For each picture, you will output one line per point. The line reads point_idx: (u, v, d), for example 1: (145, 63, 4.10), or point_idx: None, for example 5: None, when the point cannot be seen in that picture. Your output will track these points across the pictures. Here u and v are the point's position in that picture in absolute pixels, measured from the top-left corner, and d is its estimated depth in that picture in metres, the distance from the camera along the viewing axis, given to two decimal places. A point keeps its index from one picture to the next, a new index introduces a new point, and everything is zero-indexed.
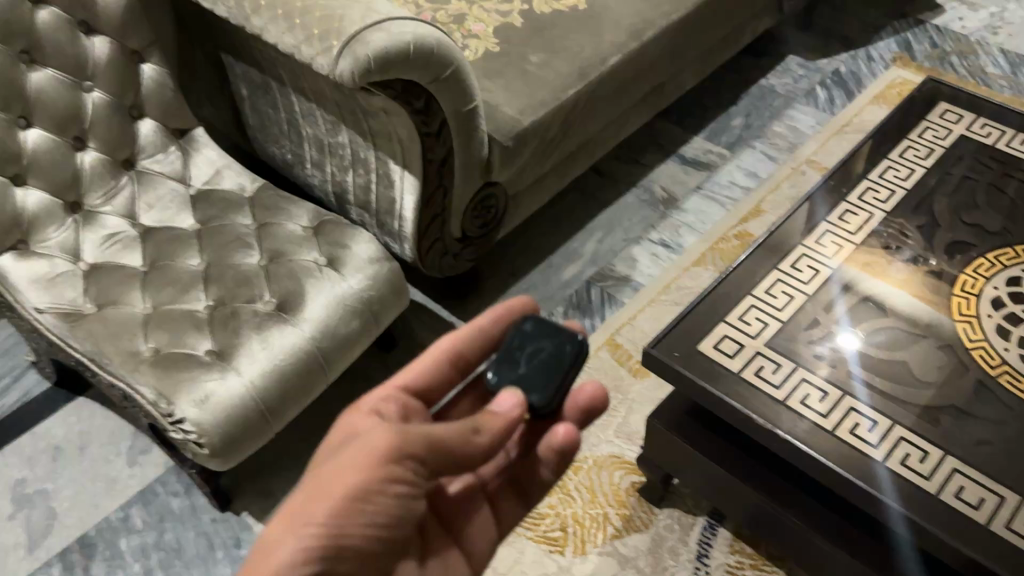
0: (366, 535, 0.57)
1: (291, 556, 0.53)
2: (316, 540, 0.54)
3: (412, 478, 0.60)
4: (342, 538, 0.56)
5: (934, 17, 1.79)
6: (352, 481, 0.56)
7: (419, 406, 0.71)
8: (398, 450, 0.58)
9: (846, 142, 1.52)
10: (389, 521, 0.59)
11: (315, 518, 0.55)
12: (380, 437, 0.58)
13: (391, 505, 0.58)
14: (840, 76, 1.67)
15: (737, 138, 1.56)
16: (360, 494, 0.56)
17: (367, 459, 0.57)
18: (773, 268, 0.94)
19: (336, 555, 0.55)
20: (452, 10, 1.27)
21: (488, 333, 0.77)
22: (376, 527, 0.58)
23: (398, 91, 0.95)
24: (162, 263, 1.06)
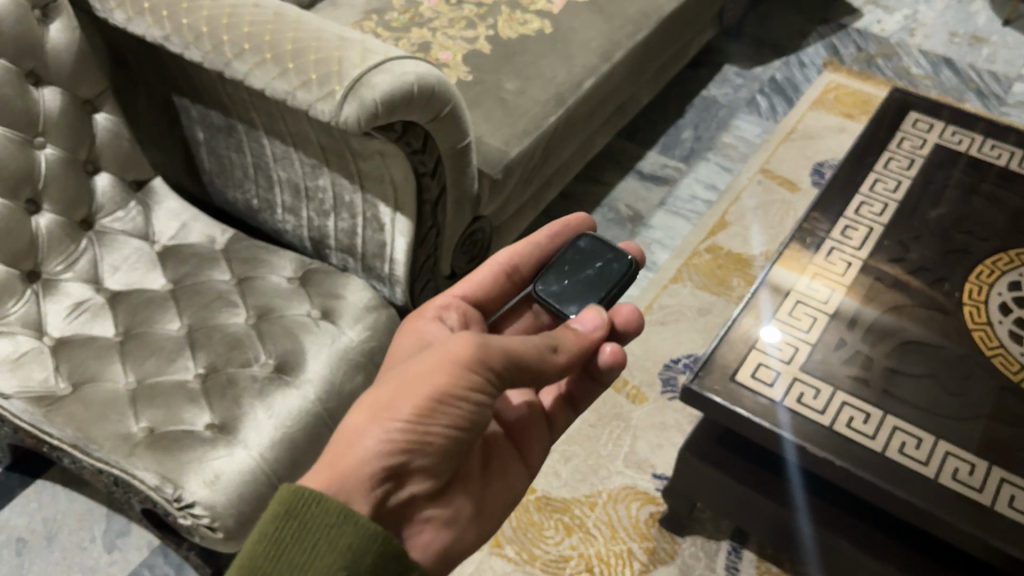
0: (448, 436, 0.57)
1: (377, 445, 0.55)
2: (400, 432, 0.55)
3: (490, 387, 0.59)
4: (423, 436, 0.56)
5: (855, 21, 1.85)
6: (436, 383, 0.57)
7: (476, 315, 0.76)
8: (480, 357, 0.58)
9: (795, 150, 1.56)
10: (468, 426, 0.59)
11: (400, 412, 0.56)
12: (462, 347, 0.58)
13: (472, 412, 0.58)
14: (778, 84, 1.71)
15: (690, 151, 1.57)
16: (441, 398, 0.57)
17: (451, 363, 0.57)
18: (791, 290, 0.95)
19: (417, 449, 0.56)
20: (416, 38, 1.22)
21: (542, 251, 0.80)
22: (455, 431, 0.58)
23: (397, 133, 0.91)
24: (138, 331, 0.97)
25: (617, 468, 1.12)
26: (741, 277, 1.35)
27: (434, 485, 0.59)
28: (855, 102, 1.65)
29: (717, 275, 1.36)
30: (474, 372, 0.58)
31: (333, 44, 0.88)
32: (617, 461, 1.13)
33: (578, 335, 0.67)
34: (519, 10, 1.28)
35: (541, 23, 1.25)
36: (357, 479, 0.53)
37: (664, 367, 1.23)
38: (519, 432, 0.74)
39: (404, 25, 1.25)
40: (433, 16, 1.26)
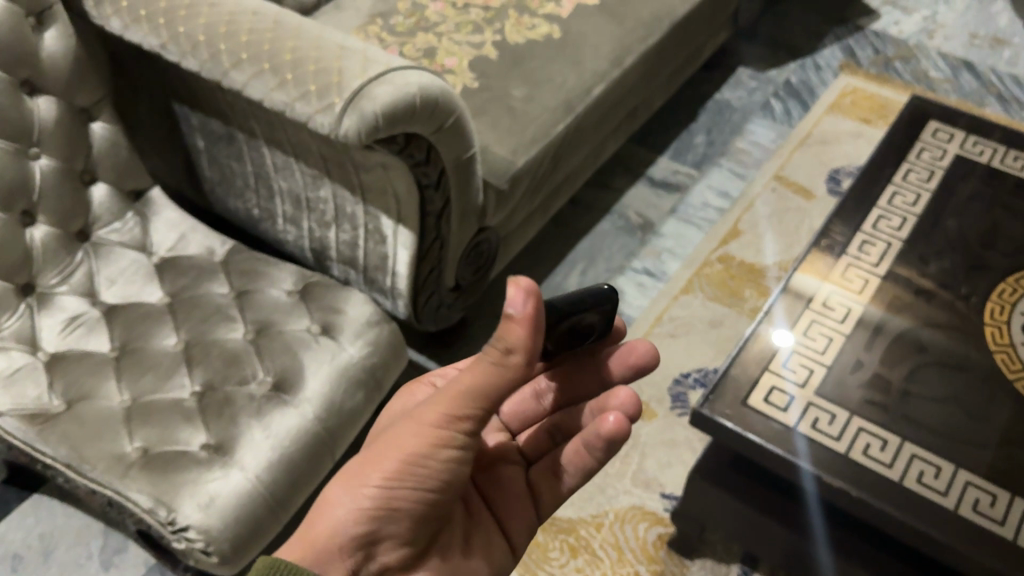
0: (418, 501, 0.58)
1: (345, 514, 0.56)
2: (368, 501, 0.56)
3: (465, 443, 0.58)
4: (391, 505, 0.57)
5: (872, 22, 1.81)
6: (405, 448, 0.57)
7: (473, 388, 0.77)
8: (451, 416, 0.56)
9: (810, 156, 1.52)
10: (442, 488, 0.59)
11: (367, 480, 0.57)
12: (430, 410, 0.57)
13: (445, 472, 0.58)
14: (793, 87, 1.67)
15: (702, 156, 1.53)
16: (411, 459, 0.57)
17: (422, 425, 0.57)
18: (806, 309, 0.92)
19: (387, 515, 0.57)
20: (421, 43, 1.20)
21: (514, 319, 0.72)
22: (427, 492, 0.58)
23: (399, 146, 0.88)
24: (135, 346, 0.95)
25: (624, 487, 1.09)
26: (753, 288, 1.32)
27: (411, 553, 0.59)
28: (872, 107, 1.61)
29: (729, 286, 1.32)
30: (443, 429, 0.57)
31: (333, 54, 0.85)
32: (624, 480, 1.10)
33: (523, 327, 0.51)
34: (526, 13, 1.24)
35: (549, 27, 1.22)
36: (328, 549, 0.56)
37: (674, 382, 1.20)
38: (502, 502, 0.72)
39: (409, 29, 1.22)
40: (439, 20, 1.23)
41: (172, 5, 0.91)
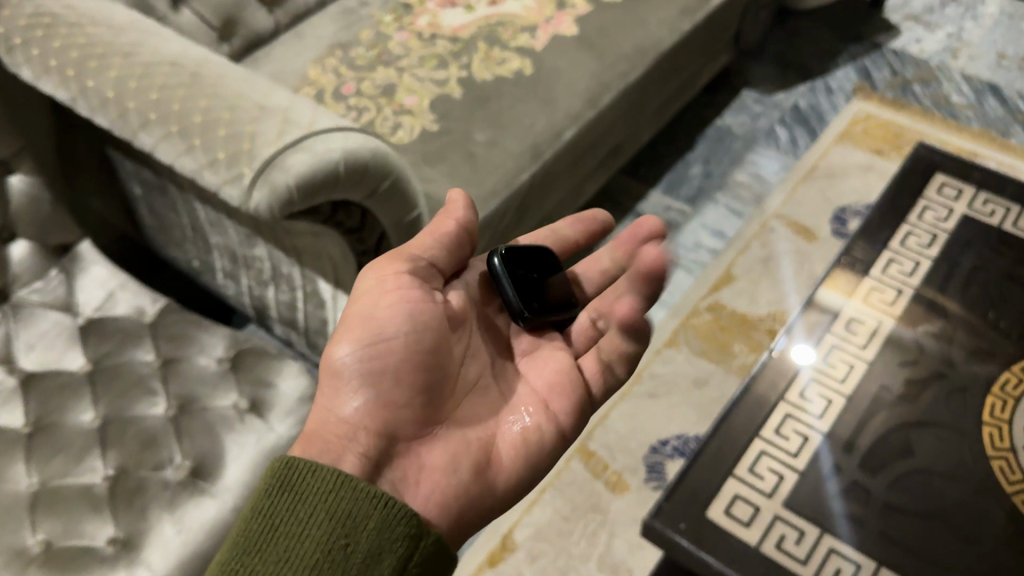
0: (384, 357, 0.61)
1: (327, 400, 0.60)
2: (345, 377, 0.61)
3: (420, 286, 0.65)
4: (368, 370, 0.61)
5: (892, 39, 1.69)
6: (361, 313, 0.63)
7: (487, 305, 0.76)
8: (387, 266, 0.65)
9: (815, 191, 1.41)
10: (415, 337, 0.63)
11: (336, 355, 0.62)
12: (371, 272, 0.65)
13: (404, 321, 0.63)
14: (800, 112, 1.55)
15: (698, 190, 1.43)
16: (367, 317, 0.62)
17: (363, 290, 0.64)
18: (781, 402, 0.82)
19: (369, 378, 0.61)
20: (380, 80, 1.11)
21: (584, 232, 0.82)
22: (399, 340, 0.62)
23: (325, 216, 0.80)
24: (48, 423, 0.86)
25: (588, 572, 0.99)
26: (744, 343, 1.21)
27: (414, 418, 0.62)
28: (885, 136, 1.49)
29: (718, 339, 1.22)
30: (386, 281, 0.64)
31: (248, 115, 0.76)
32: (589, 563, 1.00)
33: None
34: (498, 45, 1.14)
35: (521, 62, 1.12)
36: (321, 436, 0.59)
37: (650, 450, 1.10)
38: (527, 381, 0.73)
39: (370, 63, 1.13)
40: (403, 53, 1.14)
41: (84, 54, 0.83)
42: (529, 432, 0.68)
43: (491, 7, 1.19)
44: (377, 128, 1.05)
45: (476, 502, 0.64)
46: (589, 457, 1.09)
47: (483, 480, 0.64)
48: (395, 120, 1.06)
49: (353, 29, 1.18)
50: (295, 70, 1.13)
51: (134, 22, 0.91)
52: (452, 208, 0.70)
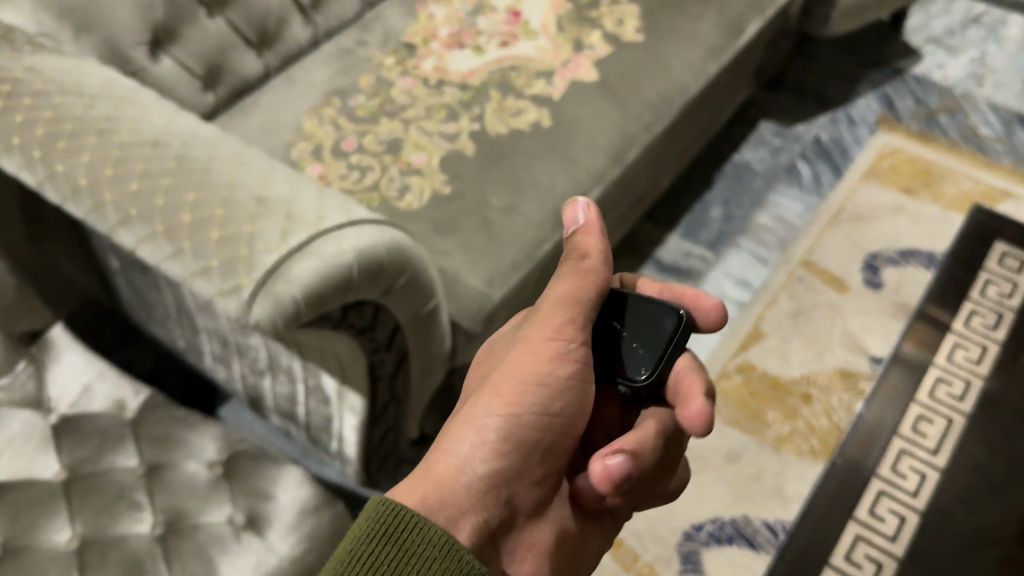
0: (540, 430, 0.56)
1: (469, 451, 0.54)
2: (496, 435, 0.55)
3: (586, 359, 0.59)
4: (521, 437, 0.56)
5: (913, 65, 1.61)
6: (526, 371, 0.56)
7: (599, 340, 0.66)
8: (565, 316, 0.57)
9: (843, 236, 1.32)
10: (570, 413, 0.58)
11: (493, 406, 0.55)
12: (548, 320, 0.58)
13: (567, 397, 0.57)
14: (822, 146, 1.46)
15: (719, 235, 1.34)
16: (534, 379, 0.56)
17: (533, 339, 0.57)
18: (827, 563, 0.98)
19: (518, 444, 0.56)
20: (384, 135, 1.00)
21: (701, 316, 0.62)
22: (557, 416, 0.57)
23: (334, 321, 0.69)
24: (17, 545, 0.72)
25: None
26: (778, 410, 1.12)
27: (537, 494, 0.58)
28: (914, 173, 1.41)
29: (749, 405, 1.13)
30: (560, 341, 0.57)
31: (246, 211, 0.66)
32: None
33: None
34: (512, 94, 1.04)
35: (538, 113, 1.02)
36: (453, 491, 0.53)
37: (683, 537, 1.01)
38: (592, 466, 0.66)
39: (372, 114, 1.02)
40: (408, 102, 1.04)
41: (51, 132, 0.72)
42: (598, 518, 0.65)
43: (501, 49, 1.09)
44: (382, 191, 0.95)
45: None
46: (617, 545, 1.01)
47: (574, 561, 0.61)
48: (402, 181, 0.96)
49: (352, 74, 1.08)
50: (288, 122, 1.02)
51: (108, 85, 0.80)
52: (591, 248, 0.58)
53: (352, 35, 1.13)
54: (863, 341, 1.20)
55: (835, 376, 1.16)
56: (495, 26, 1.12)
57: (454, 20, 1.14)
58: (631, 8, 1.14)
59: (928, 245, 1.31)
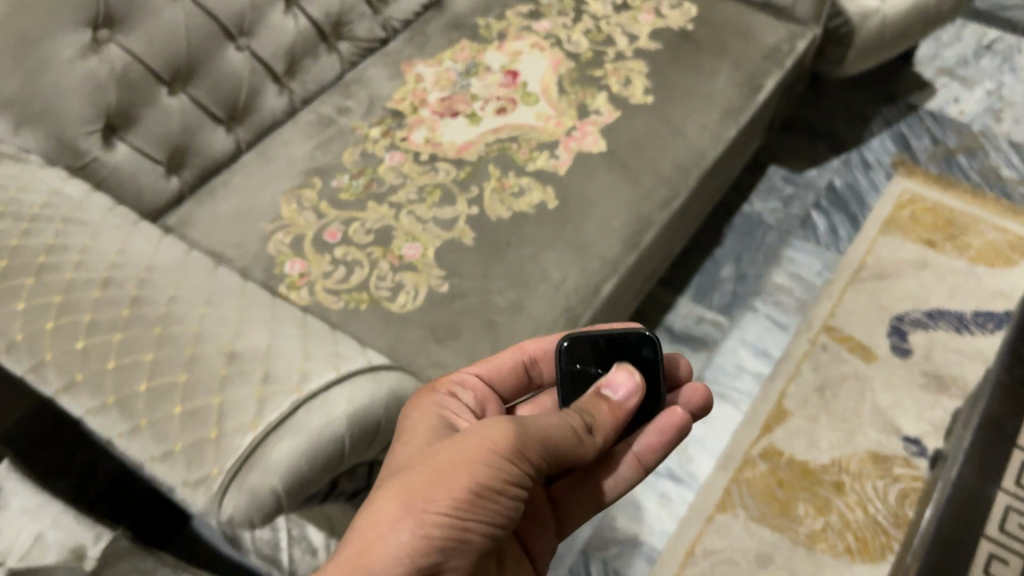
0: (482, 539, 0.47)
1: (408, 543, 0.44)
2: (439, 533, 0.45)
3: (532, 475, 0.50)
4: (458, 547, 0.46)
5: (927, 99, 1.52)
6: (475, 472, 0.47)
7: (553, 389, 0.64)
8: (515, 435, 0.49)
9: (866, 296, 1.23)
10: (503, 533, 0.49)
11: (436, 502, 0.46)
12: (501, 430, 0.49)
13: (506, 515, 0.48)
14: (837, 194, 1.37)
15: (732, 297, 1.24)
16: (484, 486, 0.47)
17: (481, 441, 0.49)
18: None
19: (451, 552, 0.46)
20: (372, 221, 0.89)
21: (661, 444, 0.59)
22: (492, 532, 0.48)
23: (323, 493, 0.58)
24: None
25: None
26: (809, 502, 1.03)
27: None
28: (936, 223, 1.32)
29: (777, 498, 1.03)
30: (515, 457, 0.49)
31: (216, 376, 0.55)
32: None
33: None
34: (512, 170, 0.94)
35: (543, 193, 0.92)
36: None
37: None
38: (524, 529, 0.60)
39: (357, 196, 0.92)
40: (397, 181, 0.93)
41: None
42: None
43: (498, 118, 0.99)
44: (373, 291, 0.84)
45: None
46: None
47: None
48: (395, 278, 0.85)
49: (333, 149, 0.97)
50: (264, 209, 0.91)
51: (54, 197, 0.69)
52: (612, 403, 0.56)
53: (332, 103, 1.02)
54: (895, 419, 1.10)
55: (867, 460, 1.07)
56: (490, 90, 1.02)
57: (445, 82, 1.04)
58: (638, 64, 1.05)
59: (957, 305, 1.22)
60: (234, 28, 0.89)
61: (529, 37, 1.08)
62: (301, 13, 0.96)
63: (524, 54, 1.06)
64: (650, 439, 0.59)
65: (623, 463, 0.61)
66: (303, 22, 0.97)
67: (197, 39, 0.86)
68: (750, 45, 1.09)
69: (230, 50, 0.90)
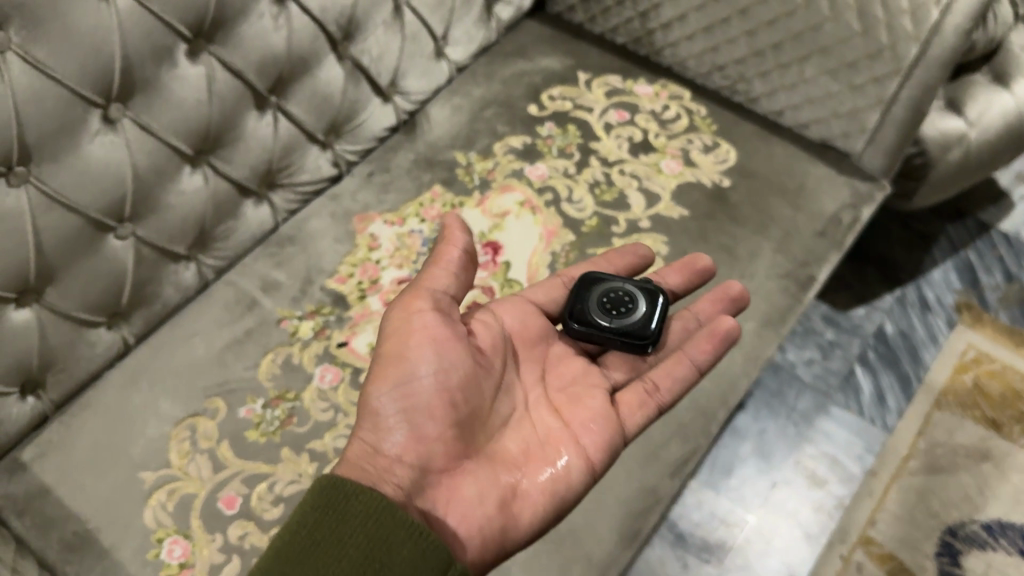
0: (426, 391, 0.58)
1: (370, 431, 0.57)
2: (386, 412, 0.57)
3: (442, 321, 0.60)
4: (404, 411, 0.57)
5: (1000, 217, 1.27)
6: (389, 350, 0.59)
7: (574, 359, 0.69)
8: (410, 306, 0.60)
9: (913, 496, 1.01)
10: (445, 391, 0.58)
11: (376, 391, 0.58)
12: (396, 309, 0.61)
13: (435, 364, 0.58)
14: (888, 344, 1.14)
15: (753, 485, 1.02)
16: (396, 355, 0.58)
17: (389, 324, 0.60)
18: None
19: (407, 415, 0.57)
20: (285, 484, 0.67)
21: (709, 345, 0.67)
22: (431, 381, 0.58)
23: None
24: None
25: None
26: None
27: (448, 450, 0.58)
28: (1004, 395, 1.09)
29: None
30: (413, 313, 0.59)
31: None
32: None
33: None
34: None
35: None
36: (358, 464, 0.55)
37: None
38: (572, 411, 0.64)
39: (270, 439, 0.69)
40: (325, 416, 0.70)
41: None
42: (557, 462, 0.61)
43: None
44: None
45: (508, 541, 0.57)
46: None
47: (511, 520, 0.57)
48: None
49: (250, 352, 0.74)
50: (147, 448, 0.69)
51: None
52: (454, 236, 0.62)
53: (257, 272, 0.79)
54: None
55: None
56: None
57: (405, 253, 0.81)
58: (655, 241, 0.81)
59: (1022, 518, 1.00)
60: (112, 217, 0.66)
61: (518, 189, 0.84)
62: (214, 173, 0.73)
63: (511, 217, 0.82)
64: (704, 341, 0.67)
65: (677, 365, 0.67)
66: (218, 182, 0.73)
67: (51, 241, 0.63)
68: (801, 214, 0.85)
69: (106, 242, 0.67)
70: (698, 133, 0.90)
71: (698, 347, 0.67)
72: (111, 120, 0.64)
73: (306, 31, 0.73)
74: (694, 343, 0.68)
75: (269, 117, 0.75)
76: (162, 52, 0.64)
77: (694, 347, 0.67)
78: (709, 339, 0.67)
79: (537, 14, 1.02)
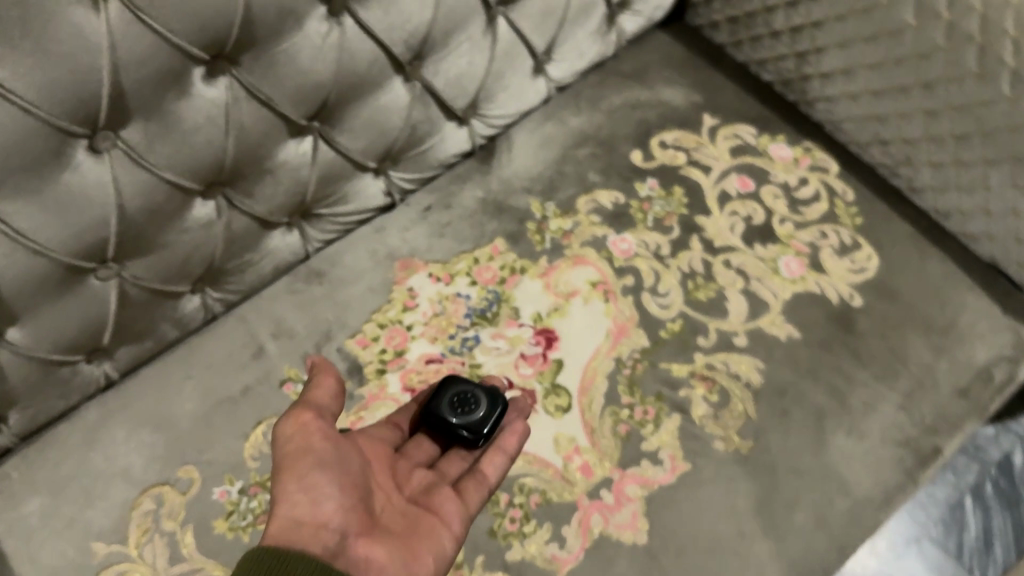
0: (341, 497, 0.49)
1: (282, 522, 0.47)
2: (298, 509, 0.47)
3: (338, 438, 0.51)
4: (316, 497, 0.48)
5: None
6: (288, 450, 0.49)
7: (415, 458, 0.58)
8: (300, 424, 0.50)
9: None
10: (350, 484, 0.50)
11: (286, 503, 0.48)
12: (283, 430, 0.51)
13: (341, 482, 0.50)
14: (1013, 479, 0.95)
15: None
16: (298, 465, 0.49)
17: (285, 434, 0.50)
18: None
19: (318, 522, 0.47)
20: None
21: (518, 432, 0.58)
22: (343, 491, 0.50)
23: None
24: None
25: None
26: None
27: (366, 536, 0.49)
28: None
29: None
30: (304, 423, 0.50)
31: None
32: None
33: None
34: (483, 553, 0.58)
35: None
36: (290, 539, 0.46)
37: None
38: (430, 499, 0.54)
39: (235, 537, 0.60)
40: None
41: None
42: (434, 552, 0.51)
43: None
44: None
45: None
46: None
47: None
48: None
49: (242, 417, 0.64)
50: (106, 516, 0.60)
51: None
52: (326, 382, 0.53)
53: (271, 314, 0.68)
54: None
55: None
56: (502, 365, 0.65)
57: (442, 323, 0.67)
58: (746, 366, 0.66)
59: None
60: (92, 259, 0.55)
61: (594, 265, 0.70)
62: (230, 207, 0.61)
63: (577, 300, 0.68)
64: (516, 428, 0.58)
65: (498, 450, 0.57)
66: (235, 217, 0.61)
67: (12, 291, 0.53)
68: (941, 362, 0.67)
69: (85, 285, 0.56)
70: (836, 226, 0.73)
71: (513, 433, 0.58)
72: (98, 149, 0.52)
73: (362, 53, 0.59)
74: (510, 431, 0.58)
75: (308, 143, 0.62)
76: (171, 77, 0.51)
77: (510, 437, 0.57)
78: (513, 433, 0.58)
79: (671, 24, 0.84)
